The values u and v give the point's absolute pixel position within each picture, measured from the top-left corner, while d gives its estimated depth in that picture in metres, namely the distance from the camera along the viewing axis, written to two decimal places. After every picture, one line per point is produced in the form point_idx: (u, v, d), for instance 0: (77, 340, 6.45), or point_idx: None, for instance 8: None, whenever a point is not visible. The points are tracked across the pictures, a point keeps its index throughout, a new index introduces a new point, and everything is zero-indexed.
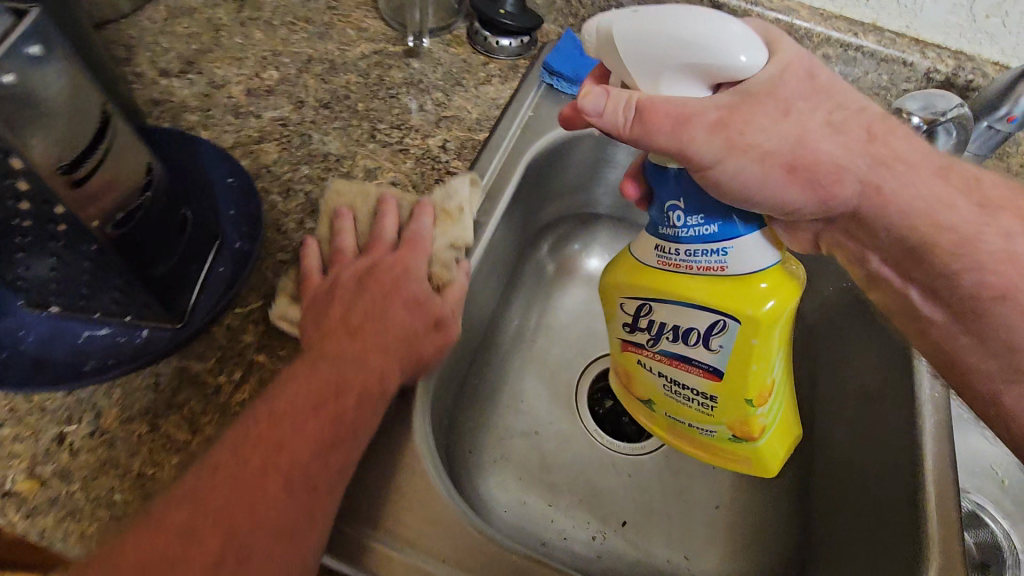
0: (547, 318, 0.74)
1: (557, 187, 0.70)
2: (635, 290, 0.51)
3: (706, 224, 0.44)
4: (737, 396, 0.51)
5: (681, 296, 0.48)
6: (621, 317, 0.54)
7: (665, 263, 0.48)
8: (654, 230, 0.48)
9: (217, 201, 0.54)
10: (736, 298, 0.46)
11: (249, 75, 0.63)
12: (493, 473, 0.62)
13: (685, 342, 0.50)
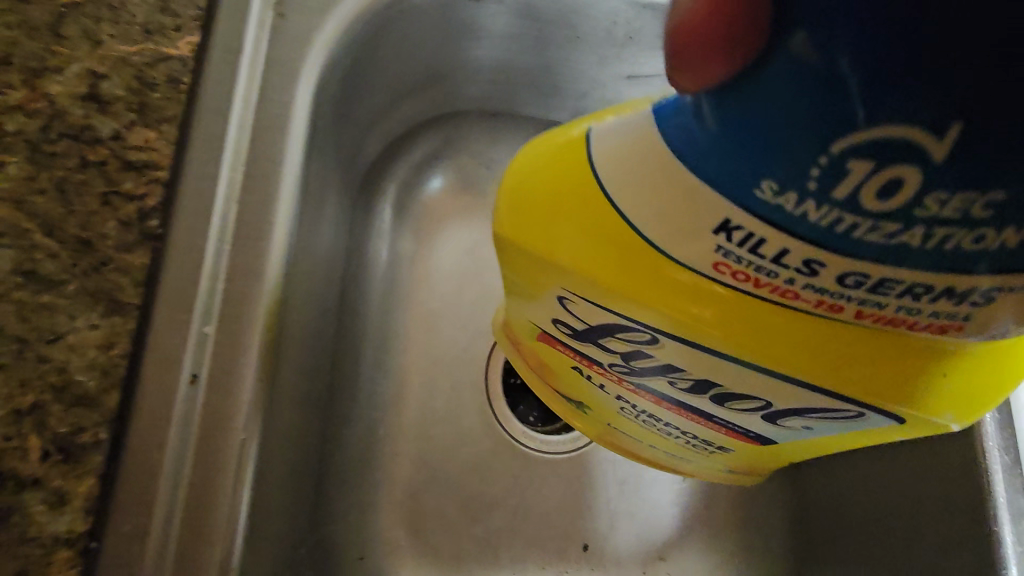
0: (416, 295, 0.47)
1: (382, 90, 0.38)
2: (602, 291, 0.24)
3: (976, 226, 0.16)
4: (765, 451, 0.34)
5: (751, 352, 0.23)
6: (565, 316, 0.29)
7: (731, 272, 0.20)
8: (727, 180, 0.18)
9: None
10: (906, 389, 0.23)
11: None
12: (399, 559, 0.43)
13: (716, 401, 0.29)
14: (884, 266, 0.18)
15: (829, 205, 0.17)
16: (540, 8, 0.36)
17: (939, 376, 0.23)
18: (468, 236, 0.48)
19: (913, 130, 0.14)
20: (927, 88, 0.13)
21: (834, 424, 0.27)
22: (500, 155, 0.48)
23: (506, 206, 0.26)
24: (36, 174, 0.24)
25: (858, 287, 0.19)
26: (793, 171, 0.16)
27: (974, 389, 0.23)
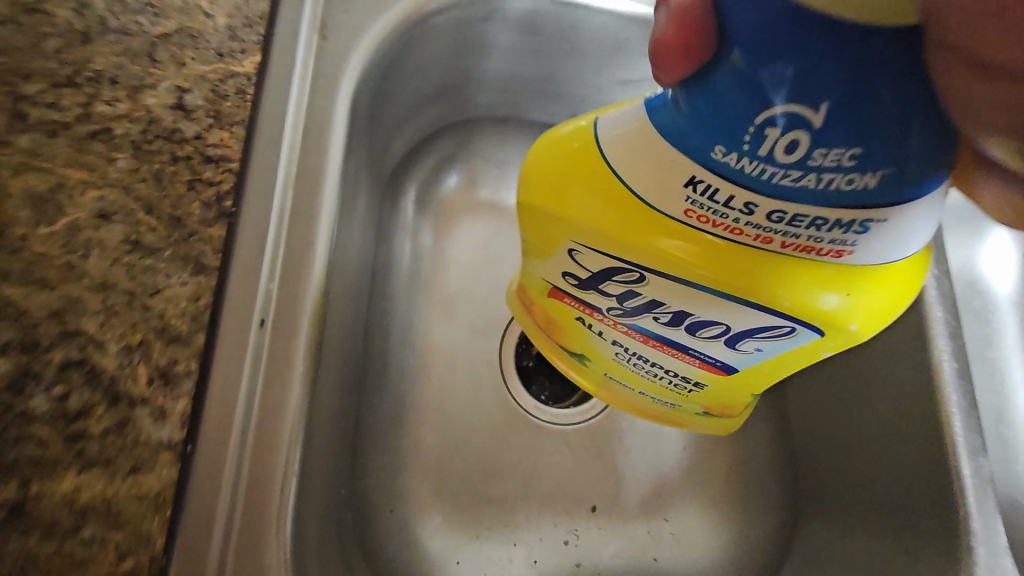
0: (436, 282, 0.53)
1: (407, 100, 0.45)
2: (601, 237, 0.31)
3: (853, 175, 0.22)
4: (733, 382, 0.40)
5: (712, 278, 0.29)
6: (572, 267, 0.35)
7: (696, 217, 0.27)
8: (690, 145, 0.24)
9: None
10: (821, 304, 0.29)
11: None
12: (427, 515, 0.47)
13: (689, 332, 0.35)
14: (796, 205, 0.24)
15: (757, 161, 0.23)
16: (542, 22, 0.42)
17: (846, 293, 0.28)
18: (478, 229, 0.54)
19: (800, 106, 0.21)
20: (813, 80, 0.20)
21: (778, 341, 0.33)
22: (509, 155, 0.54)
23: (528, 173, 0.32)
24: (137, 167, 0.30)
25: (780, 221, 0.25)
26: (730, 137, 0.23)
27: (876, 304, 0.29)
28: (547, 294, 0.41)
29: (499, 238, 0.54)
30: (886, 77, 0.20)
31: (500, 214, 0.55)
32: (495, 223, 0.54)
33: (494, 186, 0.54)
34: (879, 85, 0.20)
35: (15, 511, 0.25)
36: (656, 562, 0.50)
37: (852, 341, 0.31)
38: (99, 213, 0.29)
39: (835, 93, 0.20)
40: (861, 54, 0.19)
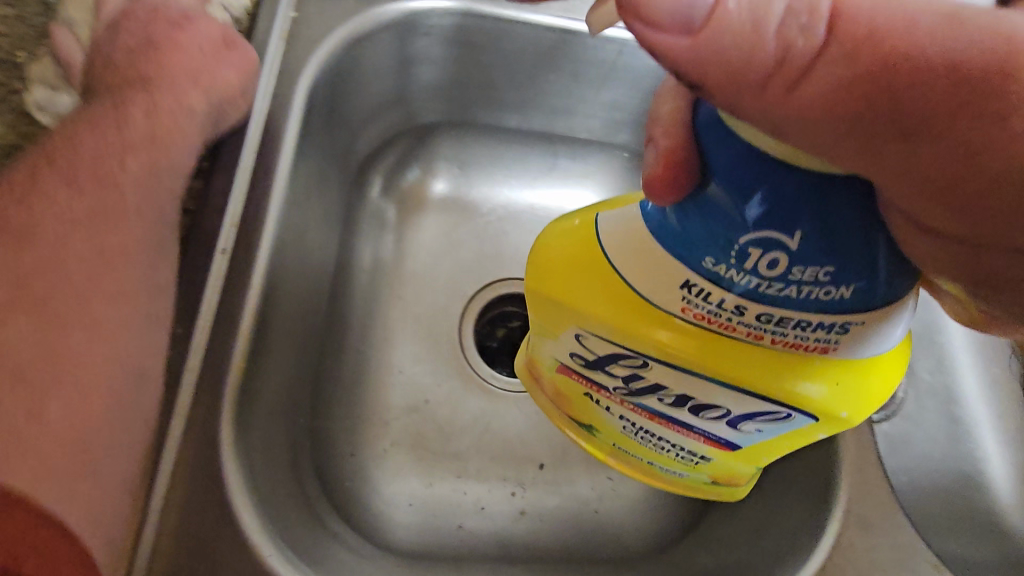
0: (400, 263, 0.61)
1: (367, 103, 0.54)
2: (607, 328, 0.35)
3: (827, 285, 0.29)
4: (746, 459, 0.41)
5: (709, 368, 0.33)
6: (579, 350, 0.39)
7: (695, 315, 0.32)
8: (687, 255, 0.31)
9: None
10: (809, 393, 0.33)
11: None
12: (385, 464, 0.53)
13: (692, 412, 0.38)
14: (769, 307, 0.30)
15: (744, 272, 0.29)
16: (475, 36, 0.52)
17: (828, 381, 0.33)
18: (442, 221, 0.63)
19: (773, 234, 0.28)
20: (784, 215, 0.28)
21: (776, 423, 0.36)
22: (465, 156, 0.63)
23: (536, 271, 0.38)
24: None
25: (768, 321, 0.30)
26: (721, 251, 0.30)
27: (861, 390, 0.34)
28: (556, 370, 0.43)
29: (459, 228, 0.63)
30: (837, 208, 0.27)
31: (458, 207, 0.63)
32: (454, 215, 0.63)
33: (451, 181, 0.63)
34: (828, 212, 0.27)
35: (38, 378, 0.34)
36: (598, 514, 0.53)
37: (843, 426, 0.35)
38: None
39: (801, 226, 0.28)
40: (804, 194, 0.27)
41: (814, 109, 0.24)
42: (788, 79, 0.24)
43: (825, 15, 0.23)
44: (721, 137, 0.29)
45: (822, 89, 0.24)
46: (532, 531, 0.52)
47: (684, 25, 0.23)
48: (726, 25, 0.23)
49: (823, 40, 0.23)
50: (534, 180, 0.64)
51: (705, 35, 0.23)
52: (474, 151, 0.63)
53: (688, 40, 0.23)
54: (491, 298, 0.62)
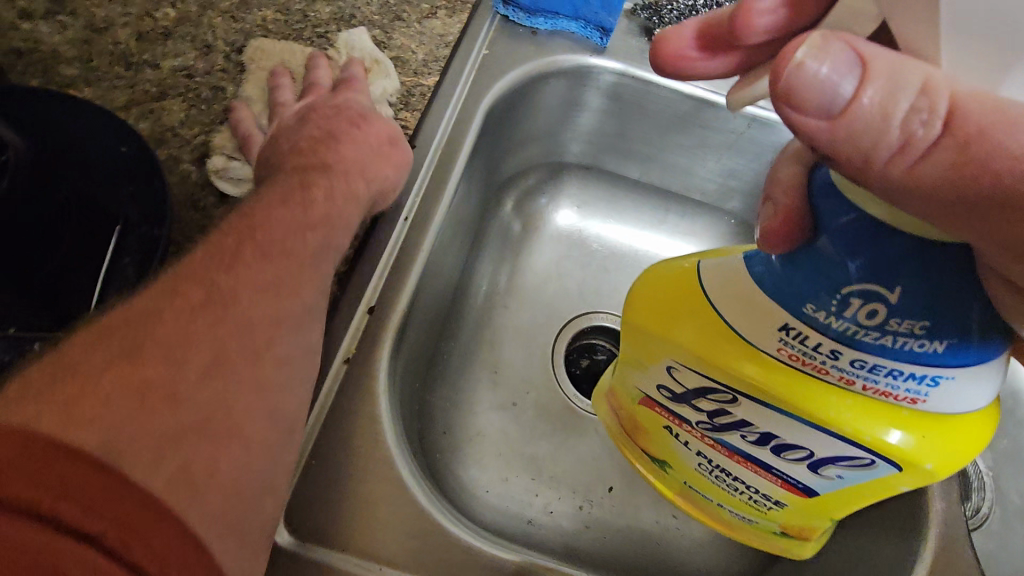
0: (515, 281, 0.67)
1: (523, 134, 0.62)
2: (697, 361, 0.38)
3: (923, 339, 0.30)
4: (819, 509, 0.41)
5: (799, 408, 0.34)
6: (669, 382, 0.41)
7: (788, 355, 0.34)
8: (788, 299, 0.33)
9: (93, 145, 0.39)
10: (901, 443, 0.33)
11: (139, 14, 0.50)
12: (472, 450, 0.57)
13: (772, 451, 0.39)
14: (863, 353, 0.31)
15: (843, 319, 0.31)
16: (625, 92, 0.60)
17: (916, 434, 0.33)
18: (557, 249, 0.69)
19: (874, 284, 0.30)
20: (886, 271, 0.30)
21: (858, 472, 0.36)
22: (588, 197, 0.71)
23: (633, 301, 0.41)
24: None
25: (862, 367, 0.31)
26: (822, 298, 0.32)
27: (951, 449, 0.33)
28: (638, 403, 0.46)
29: (571, 258, 0.69)
30: (938, 267, 0.29)
31: (572, 239, 0.70)
32: (568, 246, 0.70)
33: (571, 214, 0.70)
34: (937, 268, 0.29)
35: None
36: (660, 547, 0.54)
37: (929, 481, 0.35)
38: None
39: (903, 281, 0.29)
40: (906, 256, 0.29)
41: (930, 189, 0.25)
42: (906, 157, 0.24)
43: (952, 108, 0.23)
44: (826, 194, 0.33)
45: (941, 168, 0.24)
46: (594, 546, 0.54)
47: (823, 112, 0.24)
48: (864, 112, 0.24)
49: (947, 127, 0.23)
50: (642, 228, 0.71)
51: (841, 122, 0.24)
52: (597, 190, 0.70)
53: (827, 125, 0.25)
54: (584, 326, 0.67)
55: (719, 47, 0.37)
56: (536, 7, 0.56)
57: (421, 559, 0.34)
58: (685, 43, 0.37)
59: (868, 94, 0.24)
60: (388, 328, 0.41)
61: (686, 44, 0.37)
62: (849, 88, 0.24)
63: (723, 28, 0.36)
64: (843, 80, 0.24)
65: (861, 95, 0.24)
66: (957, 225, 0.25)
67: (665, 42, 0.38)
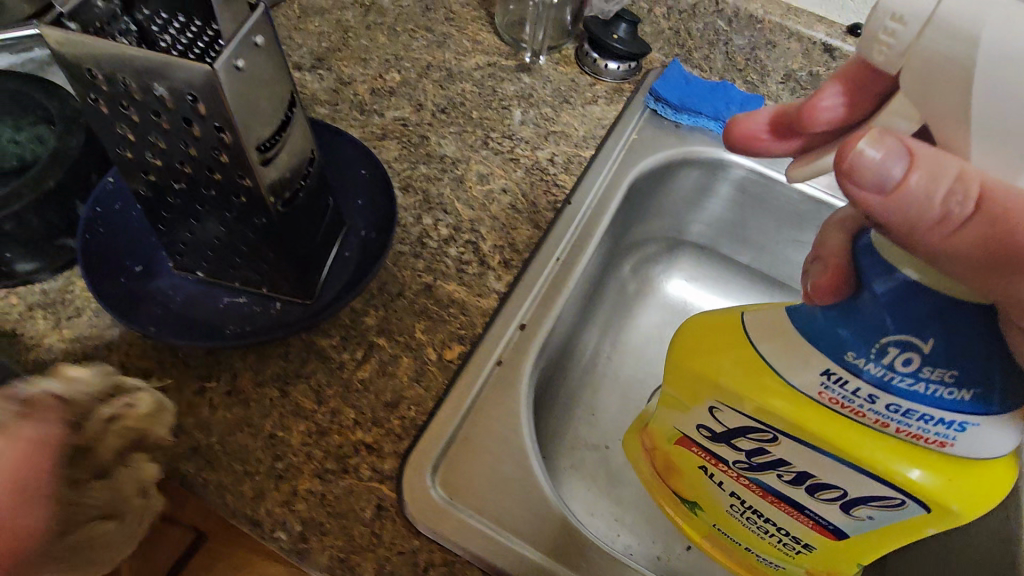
0: (621, 337, 0.74)
1: (654, 209, 0.71)
2: (741, 402, 0.40)
3: (952, 387, 0.32)
4: (847, 554, 0.43)
5: (836, 447, 0.37)
6: (709, 422, 0.44)
7: (828, 398, 0.36)
8: (828, 348, 0.36)
9: (343, 166, 0.52)
10: (925, 485, 0.35)
11: (374, 75, 0.65)
12: (567, 479, 0.62)
13: (806, 489, 0.41)
14: (897, 398, 0.34)
15: (880, 366, 0.34)
16: (751, 187, 0.68)
17: (943, 479, 0.35)
18: (661, 315, 0.75)
19: (908, 336, 0.33)
20: (920, 324, 0.33)
21: (889, 513, 0.38)
22: (699, 272, 0.77)
23: (678, 344, 0.44)
24: (525, 176, 0.59)
25: (896, 411, 0.34)
26: (862, 347, 0.34)
27: (974, 494, 0.35)
28: (674, 442, 0.48)
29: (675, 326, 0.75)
30: (967, 318, 0.31)
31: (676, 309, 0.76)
32: (673, 313, 0.76)
33: (680, 287, 0.76)
34: (966, 322, 0.31)
35: (427, 288, 0.49)
36: None
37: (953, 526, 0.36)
38: (503, 189, 0.58)
39: (937, 333, 0.32)
40: (936, 310, 0.32)
41: (968, 254, 0.26)
42: (944, 228, 0.26)
43: (982, 191, 0.25)
44: (867, 252, 0.36)
45: (975, 241, 0.25)
46: None
47: (877, 189, 0.25)
48: (913, 190, 0.25)
49: (978, 207, 0.25)
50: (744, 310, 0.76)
51: (892, 198, 0.25)
52: (706, 270, 0.77)
53: (879, 200, 0.26)
54: None
55: (789, 131, 0.39)
56: (683, 105, 0.66)
57: (543, 542, 0.40)
58: (759, 126, 0.40)
59: (915, 177, 0.25)
60: (535, 345, 0.48)
61: (760, 126, 0.40)
62: (899, 172, 0.25)
63: (793, 113, 0.38)
64: (893, 164, 0.25)
65: (909, 178, 0.25)
66: (994, 285, 0.26)
67: (733, 125, 0.41)
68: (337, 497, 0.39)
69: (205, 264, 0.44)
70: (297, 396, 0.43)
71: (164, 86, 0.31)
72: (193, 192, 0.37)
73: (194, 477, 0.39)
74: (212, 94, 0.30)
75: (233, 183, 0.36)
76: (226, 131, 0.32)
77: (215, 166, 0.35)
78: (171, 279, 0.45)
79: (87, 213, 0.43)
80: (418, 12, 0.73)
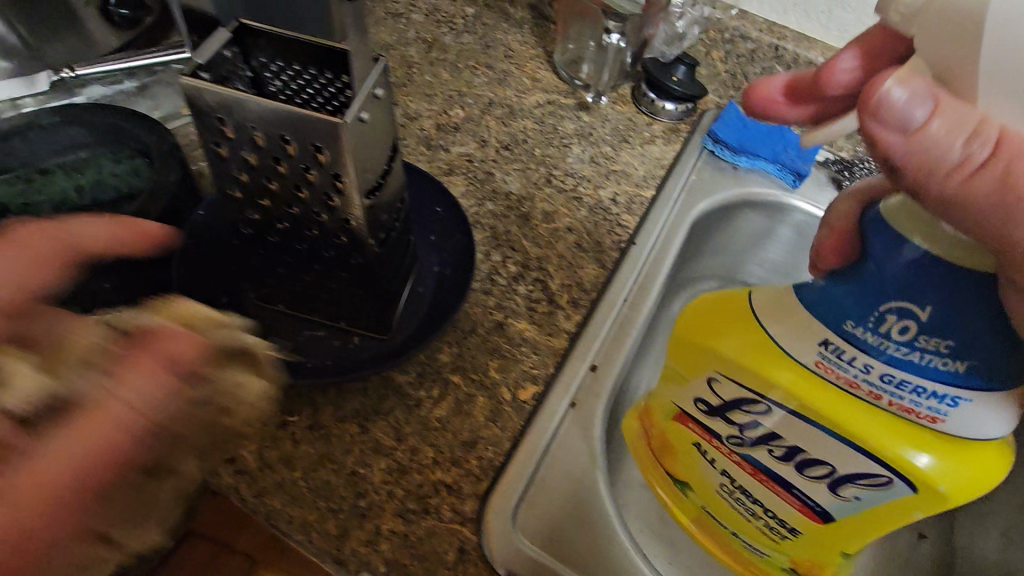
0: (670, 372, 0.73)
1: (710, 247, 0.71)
2: (742, 371, 0.39)
3: (947, 359, 0.31)
4: (834, 540, 0.42)
5: (830, 421, 0.36)
6: (705, 394, 0.43)
7: (826, 370, 0.35)
8: (829, 318, 0.35)
9: (416, 202, 0.53)
10: (919, 464, 0.34)
11: (439, 111, 0.67)
12: None
13: (794, 467, 0.40)
14: (893, 368, 0.33)
15: (880, 336, 0.33)
16: (809, 230, 0.68)
17: (944, 461, 0.34)
18: None
19: (910, 306, 0.32)
20: (923, 293, 0.31)
21: (876, 493, 0.37)
22: None
23: (685, 314, 0.43)
24: (589, 215, 0.60)
25: (894, 384, 0.33)
26: (861, 316, 0.33)
27: (964, 476, 0.34)
28: (670, 418, 0.47)
29: None
30: (971, 290, 0.30)
31: None
32: None
33: None
34: (971, 293, 0.30)
35: (499, 327, 0.50)
36: None
37: (939, 509, 0.35)
38: (568, 227, 0.58)
39: (937, 302, 0.31)
40: (942, 280, 0.31)
41: (983, 206, 0.24)
42: (960, 175, 0.24)
43: (1002, 137, 0.23)
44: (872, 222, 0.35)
45: (994, 188, 0.23)
46: None
47: (898, 129, 0.24)
48: (935, 134, 0.24)
49: (998, 151, 0.23)
50: None
51: (915, 138, 0.24)
52: None
53: (900, 140, 0.24)
54: None
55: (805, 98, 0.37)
56: (741, 147, 0.67)
57: None
58: (776, 91, 0.37)
59: (936, 121, 0.24)
60: (606, 387, 0.48)
61: (777, 90, 0.37)
62: (921, 115, 0.24)
63: (810, 77, 0.36)
64: (915, 106, 0.24)
65: (930, 122, 0.24)
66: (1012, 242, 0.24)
67: (748, 91, 0.38)
68: (420, 539, 0.39)
69: (287, 297, 0.45)
70: (377, 432, 0.43)
71: (290, 135, 0.32)
72: (295, 232, 0.39)
73: (280, 513, 0.39)
74: (336, 146, 0.31)
75: (338, 225, 0.37)
76: (342, 179, 0.33)
77: (323, 209, 0.36)
78: (253, 312, 0.46)
79: (180, 245, 0.44)
80: (478, 49, 0.75)
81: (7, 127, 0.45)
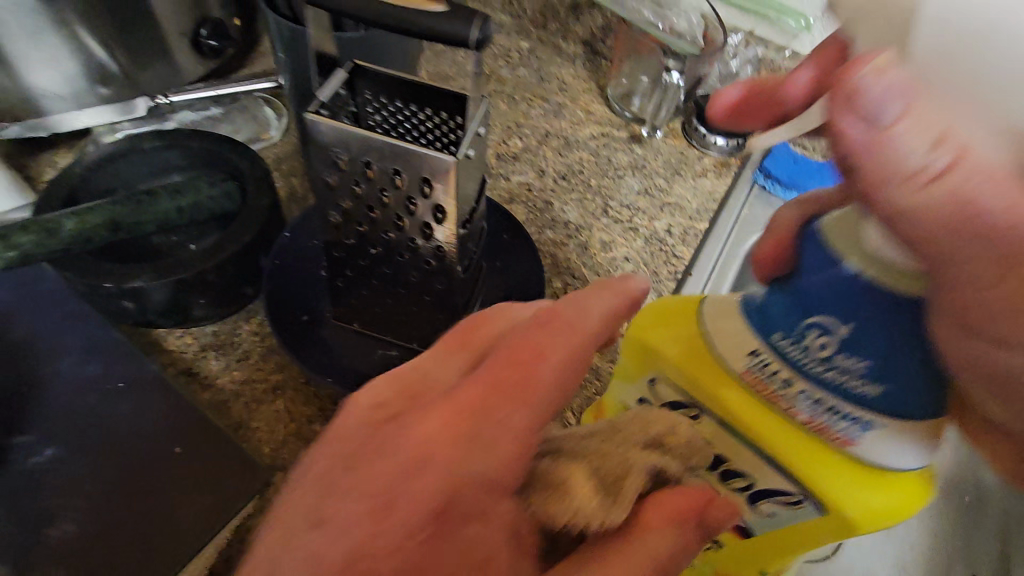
0: None
1: None
2: (678, 377, 0.33)
3: (862, 381, 0.27)
4: (752, 555, 0.37)
5: (739, 428, 0.32)
6: (647, 395, 0.36)
7: (750, 381, 0.31)
8: (762, 326, 0.30)
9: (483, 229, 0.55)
10: (836, 490, 0.30)
11: (498, 141, 0.69)
12: None
13: (724, 481, 0.35)
14: (815, 390, 0.28)
15: (804, 351, 0.28)
16: None
17: (856, 489, 0.30)
18: None
19: (834, 324, 0.27)
20: (848, 310, 0.26)
21: (791, 510, 0.33)
22: None
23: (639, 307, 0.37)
24: (645, 246, 0.62)
25: (828, 409, 0.28)
26: (790, 329, 0.29)
27: (881, 505, 0.30)
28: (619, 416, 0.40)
29: None
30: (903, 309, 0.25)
31: None
32: None
33: None
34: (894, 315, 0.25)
35: None
36: None
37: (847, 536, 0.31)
38: (626, 257, 0.60)
39: (863, 321, 0.26)
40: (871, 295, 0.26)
41: (934, 227, 0.20)
42: (916, 189, 0.20)
43: (960, 156, 0.19)
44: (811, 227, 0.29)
45: (945, 201, 0.20)
46: None
47: (867, 126, 0.20)
48: (901, 139, 0.20)
49: (954, 168, 0.20)
50: None
51: (879, 142, 0.20)
52: None
53: (862, 138, 0.21)
54: None
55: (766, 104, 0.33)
56: (793, 183, 0.68)
57: None
58: (734, 99, 0.34)
59: (903, 124, 0.20)
60: None
61: (736, 98, 0.34)
62: (891, 113, 0.20)
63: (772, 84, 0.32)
64: (888, 102, 0.20)
65: (896, 126, 0.20)
66: (961, 277, 0.21)
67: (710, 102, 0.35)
68: None
69: (362, 317, 0.45)
70: None
71: (402, 169, 0.34)
72: (385, 256, 0.41)
73: None
74: (444, 181, 0.34)
75: (430, 252, 0.39)
76: (443, 211, 0.35)
77: (419, 237, 0.38)
78: (328, 332, 0.46)
79: (269, 266, 0.46)
80: (533, 81, 0.77)
81: (112, 150, 0.48)
